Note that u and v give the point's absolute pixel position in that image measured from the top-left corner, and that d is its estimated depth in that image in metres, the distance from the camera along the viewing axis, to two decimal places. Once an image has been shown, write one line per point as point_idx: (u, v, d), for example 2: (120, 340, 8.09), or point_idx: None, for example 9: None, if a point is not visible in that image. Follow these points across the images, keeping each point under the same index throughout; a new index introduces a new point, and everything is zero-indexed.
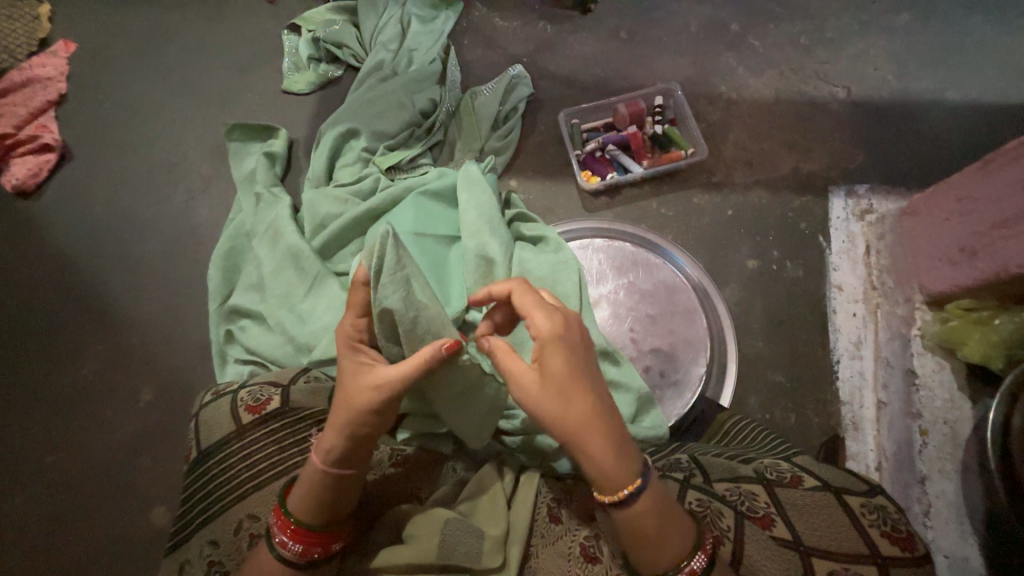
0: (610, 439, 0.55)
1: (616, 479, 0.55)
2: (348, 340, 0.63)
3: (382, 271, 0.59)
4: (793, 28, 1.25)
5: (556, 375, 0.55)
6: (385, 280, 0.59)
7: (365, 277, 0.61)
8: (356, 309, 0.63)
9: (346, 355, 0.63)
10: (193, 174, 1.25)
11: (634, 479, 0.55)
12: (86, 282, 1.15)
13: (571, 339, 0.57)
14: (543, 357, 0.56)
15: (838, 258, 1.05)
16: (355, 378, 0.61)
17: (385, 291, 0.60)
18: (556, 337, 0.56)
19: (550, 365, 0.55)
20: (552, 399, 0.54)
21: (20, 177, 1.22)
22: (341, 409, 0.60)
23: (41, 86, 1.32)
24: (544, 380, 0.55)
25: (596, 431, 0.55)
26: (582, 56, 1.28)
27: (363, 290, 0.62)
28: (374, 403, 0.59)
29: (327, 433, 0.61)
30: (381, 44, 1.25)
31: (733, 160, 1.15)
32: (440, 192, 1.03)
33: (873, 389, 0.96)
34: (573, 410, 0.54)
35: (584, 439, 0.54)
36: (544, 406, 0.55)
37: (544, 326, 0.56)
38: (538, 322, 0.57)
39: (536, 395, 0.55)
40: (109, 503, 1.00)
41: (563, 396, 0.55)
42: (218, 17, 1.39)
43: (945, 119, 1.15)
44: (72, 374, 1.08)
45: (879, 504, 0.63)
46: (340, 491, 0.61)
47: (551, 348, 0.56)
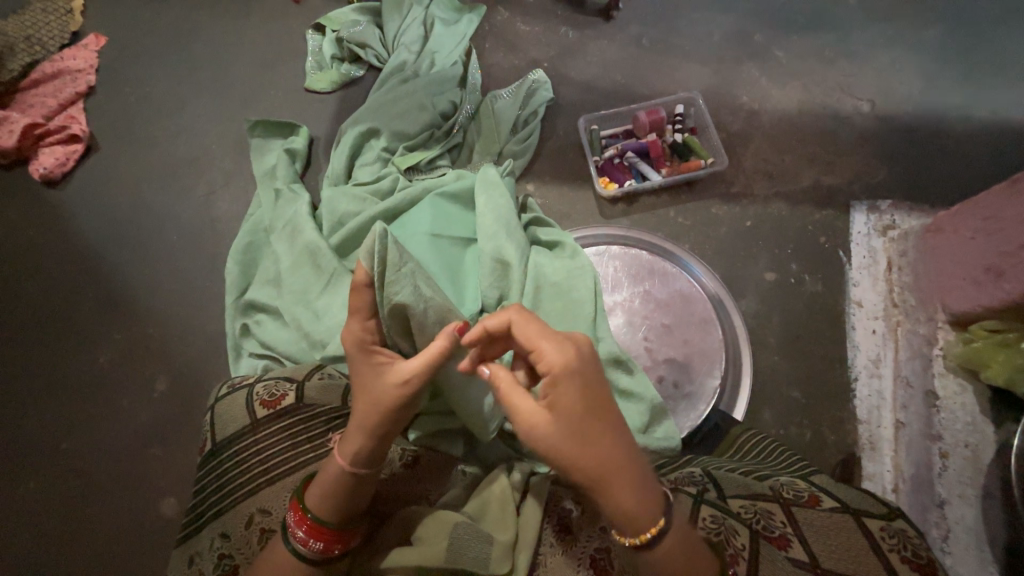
0: (625, 488, 0.52)
1: (639, 522, 0.52)
2: (359, 344, 0.63)
3: (384, 269, 0.62)
4: (818, 39, 1.24)
5: (566, 414, 0.52)
6: (390, 276, 0.62)
7: (366, 277, 0.62)
8: (363, 311, 0.64)
9: (358, 357, 0.63)
10: (215, 169, 1.26)
11: (655, 522, 0.52)
12: (107, 271, 1.17)
13: (582, 375, 0.54)
14: (552, 395, 0.53)
15: (859, 273, 1.04)
16: (373, 378, 0.61)
17: (391, 288, 0.63)
18: (567, 374, 0.53)
19: (559, 404, 0.53)
20: (565, 441, 0.52)
21: (48, 167, 1.25)
22: (361, 407, 0.60)
23: (72, 78, 1.35)
24: (553, 420, 0.53)
25: (613, 473, 0.52)
26: (603, 63, 1.27)
27: (367, 291, 0.63)
28: (395, 402, 0.59)
29: (352, 436, 0.60)
30: (404, 46, 1.26)
31: (753, 171, 1.14)
32: (457, 193, 1.03)
33: (892, 409, 0.94)
34: (587, 452, 0.52)
35: (597, 487, 0.52)
36: (556, 446, 0.52)
37: (554, 362, 0.54)
38: (547, 357, 0.54)
39: (546, 435, 0.53)
40: (122, 491, 1.01)
41: (576, 437, 0.52)
42: (244, 15, 1.42)
43: (972, 136, 1.13)
44: (90, 361, 1.10)
45: (899, 528, 0.62)
46: (362, 489, 0.61)
47: (560, 385, 0.53)
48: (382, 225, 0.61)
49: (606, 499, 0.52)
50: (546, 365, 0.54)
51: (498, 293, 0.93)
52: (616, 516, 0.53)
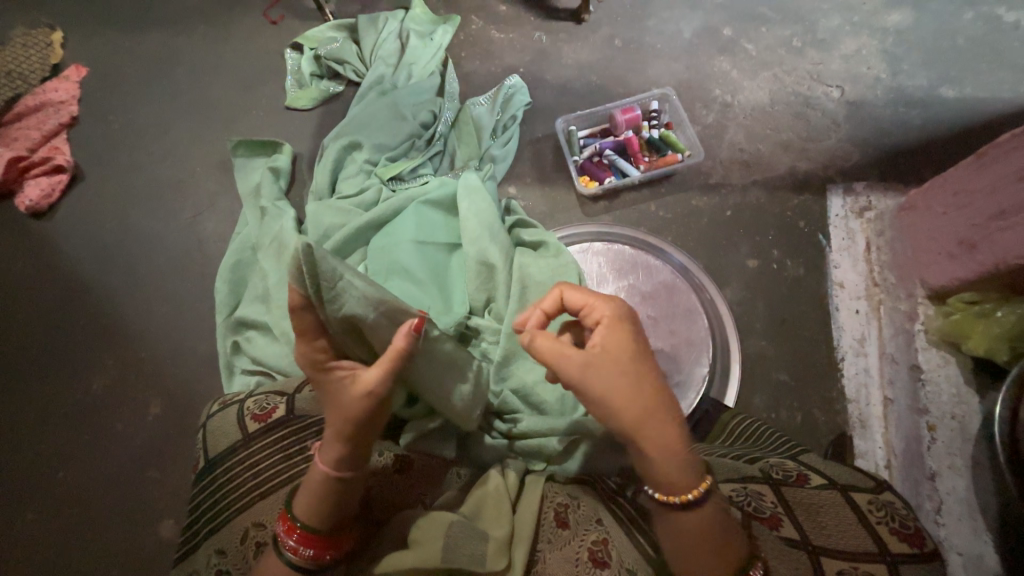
0: (671, 432, 0.57)
1: (688, 467, 0.57)
2: (317, 365, 0.61)
3: (317, 289, 0.59)
4: (785, 30, 1.27)
5: (625, 360, 0.58)
6: (328, 295, 0.60)
7: (300, 300, 0.60)
8: (309, 334, 0.62)
9: (319, 377, 0.62)
10: (200, 190, 1.28)
11: (698, 467, 0.57)
12: (97, 298, 1.18)
13: (631, 322, 0.62)
14: (610, 344, 0.59)
15: (838, 255, 1.05)
16: (340, 391, 0.60)
17: (334, 303, 0.61)
18: (622, 323, 0.61)
19: (621, 348, 0.59)
20: (630, 383, 0.57)
21: (33, 198, 1.25)
22: (332, 419, 0.60)
23: (54, 110, 1.36)
24: (610, 365, 0.58)
25: (667, 414, 0.58)
26: (577, 65, 1.30)
27: (309, 313, 0.61)
28: (366, 407, 0.59)
29: (329, 445, 0.61)
30: (381, 60, 1.29)
31: (730, 161, 1.16)
32: (440, 200, 1.05)
33: (880, 386, 0.96)
34: (648, 393, 0.57)
35: (648, 431, 0.57)
36: (618, 391, 0.57)
37: (609, 311, 0.61)
38: (600, 308, 0.61)
39: (612, 380, 0.57)
40: (118, 517, 1.01)
41: (636, 383, 0.58)
42: (223, 39, 1.44)
43: (941, 116, 1.16)
44: (83, 389, 1.10)
45: (886, 500, 0.63)
46: (346, 493, 0.62)
47: (615, 332, 0.60)
48: (302, 241, 0.56)
49: (656, 444, 0.57)
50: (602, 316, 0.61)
51: (485, 296, 0.94)
52: (664, 466, 0.57)
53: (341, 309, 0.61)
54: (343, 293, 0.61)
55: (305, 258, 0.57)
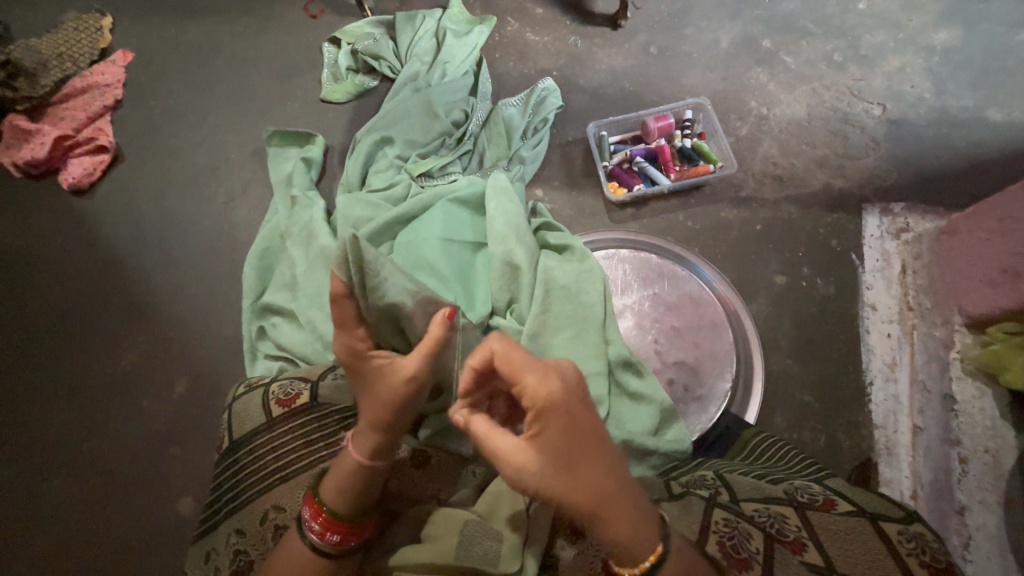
0: (624, 518, 0.51)
1: (638, 551, 0.52)
2: (350, 354, 0.61)
3: (366, 276, 0.63)
4: (826, 45, 1.25)
5: (556, 448, 0.51)
6: (372, 284, 0.64)
7: (344, 288, 0.61)
8: (348, 322, 0.62)
9: (353, 366, 0.62)
10: (234, 177, 1.31)
11: (655, 548, 0.52)
12: (130, 276, 1.21)
13: (572, 399, 0.52)
14: (540, 430, 0.52)
15: (872, 276, 1.03)
16: (377, 379, 0.61)
17: (378, 292, 0.64)
18: (559, 403, 0.52)
19: (547, 437, 0.51)
20: (560, 478, 0.51)
21: (77, 177, 1.30)
22: (370, 407, 0.60)
23: (100, 92, 1.41)
24: (539, 456, 0.51)
25: (609, 506, 0.51)
26: (611, 71, 1.29)
27: (347, 303, 0.62)
28: (403, 395, 0.59)
29: (365, 433, 0.61)
30: (416, 57, 1.30)
31: (762, 175, 1.14)
32: (468, 199, 1.05)
33: (909, 414, 0.93)
34: (584, 487, 0.51)
35: (592, 519, 0.51)
36: (546, 486, 0.51)
37: (540, 388, 0.52)
38: (529, 381, 0.52)
39: (537, 472, 0.51)
40: (140, 490, 1.03)
41: (568, 476, 0.51)
42: (264, 30, 1.47)
43: (987, 139, 1.12)
44: (112, 364, 1.13)
45: (917, 532, 0.61)
46: (377, 479, 0.63)
47: (547, 413, 0.51)
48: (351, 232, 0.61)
49: (605, 529, 0.52)
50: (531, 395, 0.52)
51: (507, 296, 0.94)
52: (617, 545, 0.52)
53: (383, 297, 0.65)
54: (386, 282, 0.65)
55: (355, 250, 0.62)
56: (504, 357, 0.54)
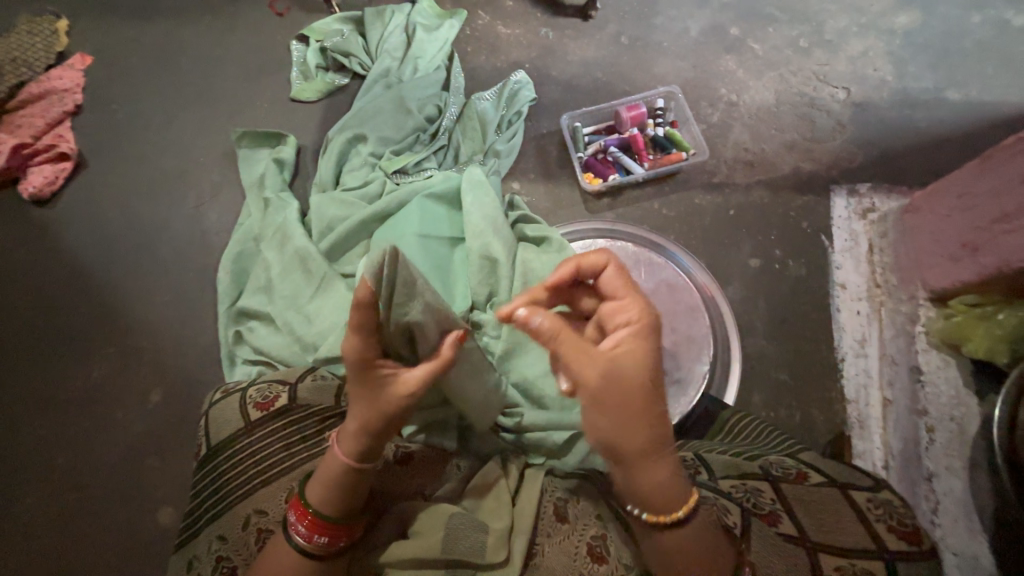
0: (668, 456, 0.57)
1: (676, 492, 0.56)
2: (362, 359, 0.58)
3: (394, 288, 0.57)
4: (792, 30, 1.27)
5: (639, 368, 0.55)
6: (399, 300, 0.58)
7: (369, 291, 0.55)
8: (365, 327, 0.57)
9: (363, 373, 0.58)
10: (204, 180, 1.28)
11: (690, 494, 0.57)
12: (100, 286, 1.18)
13: (658, 332, 0.59)
14: (635, 345, 0.56)
15: (841, 256, 1.06)
16: (381, 388, 0.59)
17: (405, 306, 0.58)
18: (653, 330, 0.58)
19: (638, 356, 0.55)
20: (645, 393, 0.54)
21: (37, 185, 1.26)
22: (365, 415, 0.60)
23: (59, 97, 1.36)
24: (630, 371, 0.54)
25: (661, 436, 0.56)
26: (583, 62, 1.30)
27: (368, 311, 0.56)
28: (402, 405, 0.60)
29: (354, 438, 0.61)
30: (386, 53, 1.29)
31: (734, 161, 1.16)
32: (444, 194, 1.05)
33: (879, 386, 0.97)
34: (657, 409, 0.55)
35: (653, 445, 0.55)
36: (630, 398, 0.54)
37: (645, 310, 0.59)
38: (630, 308, 0.59)
39: (628, 381, 0.54)
40: (119, 503, 1.01)
41: (649, 394, 0.55)
42: (229, 29, 1.44)
43: (946, 119, 1.16)
44: (84, 376, 1.10)
45: (885, 499, 0.63)
46: (366, 482, 0.63)
47: (642, 336, 0.57)
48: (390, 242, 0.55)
49: (654, 462, 0.56)
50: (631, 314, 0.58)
51: (487, 291, 0.94)
52: (660, 482, 0.56)
53: (407, 312, 0.59)
54: (412, 297, 0.59)
55: (392, 257, 0.56)
56: (614, 275, 0.62)
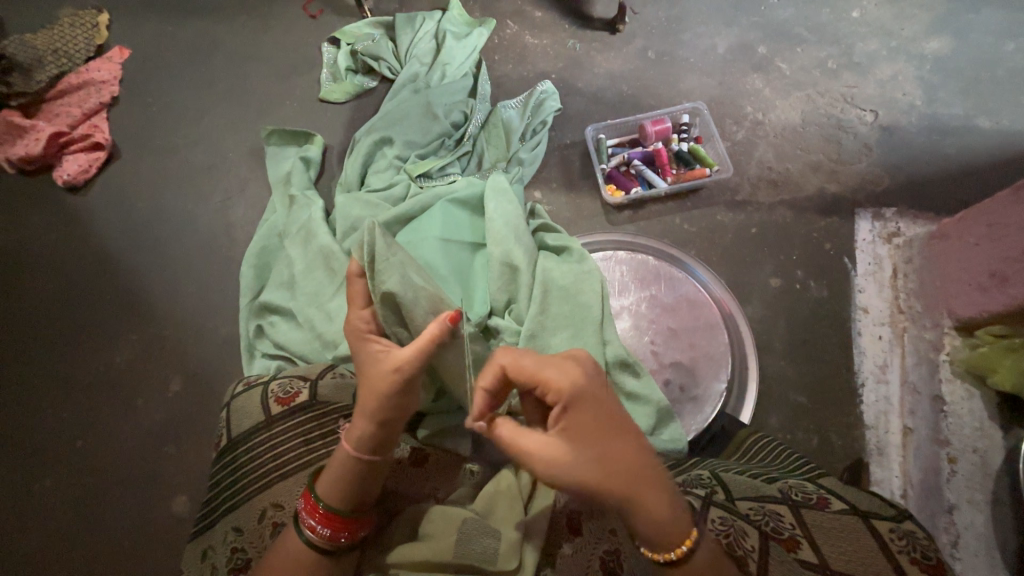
0: (660, 496, 0.55)
1: (676, 528, 0.55)
2: (356, 331, 0.70)
3: (375, 257, 0.69)
4: (820, 52, 1.27)
5: (585, 432, 0.55)
6: (380, 265, 0.69)
7: (358, 268, 0.72)
8: (358, 301, 0.72)
9: (357, 345, 0.70)
10: (232, 175, 1.30)
11: (689, 532, 0.55)
12: (126, 274, 1.21)
13: (594, 387, 0.58)
14: (570, 419, 0.56)
15: (864, 279, 1.04)
16: (372, 362, 0.66)
17: (383, 274, 0.68)
18: (585, 390, 0.57)
19: (579, 429, 0.55)
20: (600, 467, 0.54)
21: (71, 173, 1.29)
22: (365, 394, 0.63)
23: (96, 89, 1.40)
24: (579, 450, 0.55)
25: (642, 487, 0.55)
26: (609, 75, 1.31)
27: (359, 282, 0.73)
28: (392, 384, 0.62)
29: (357, 421, 0.63)
30: (416, 59, 1.31)
31: (758, 179, 1.16)
32: (467, 200, 1.06)
33: (899, 414, 0.94)
34: (630, 465, 0.55)
35: (636, 500, 0.54)
36: (590, 478, 0.54)
37: (564, 383, 0.57)
38: (555, 382, 0.57)
39: (576, 465, 0.54)
40: (135, 489, 1.03)
41: (606, 465, 0.54)
42: (262, 29, 1.47)
43: (975, 146, 1.15)
44: (106, 362, 1.13)
45: (908, 529, 0.62)
46: (369, 474, 0.63)
47: (575, 407, 0.56)
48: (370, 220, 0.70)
49: (647, 514, 0.54)
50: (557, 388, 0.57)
51: (506, 297, 0.94)
52: (655, 529, 0.55)
53: (386, 280, 0.69)
54: (388, 269, 0.69)
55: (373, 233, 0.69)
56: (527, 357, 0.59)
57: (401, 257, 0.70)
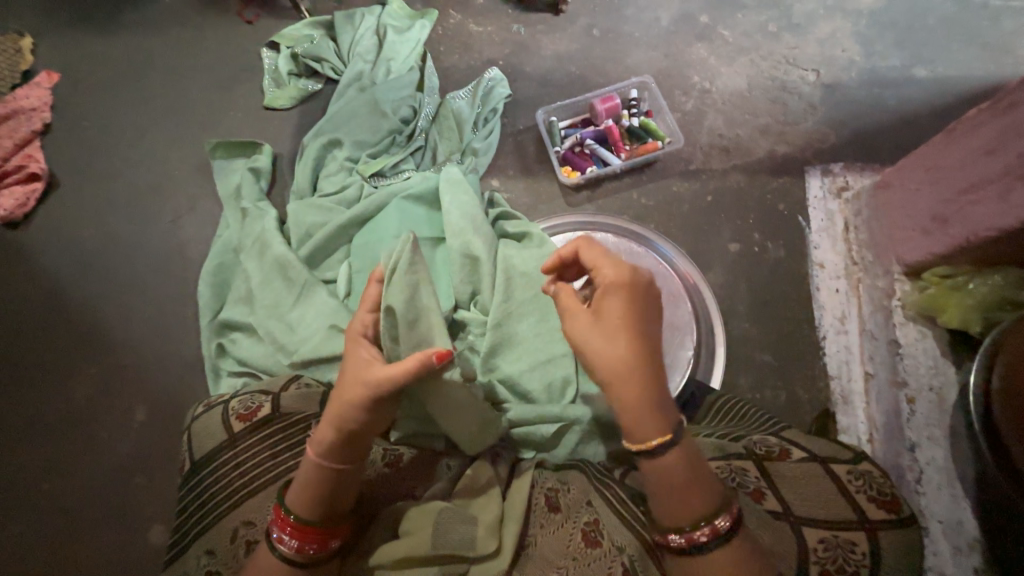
0: (645, 397, 0.58)
1: (645, 428, 0.57)
2: (354, 334, 0.67)
3: (397, 270, 0.69)
4: (761, 16, 1.28)
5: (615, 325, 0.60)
6: (394, 279, 0.68)
7: (381, 274, 0.70)
8: (368, 305, 0.69)
9: (350, 346, 0.67)
10: (180, 194, 1.26)
11: (662, 434, 0.57)
12: (78, 306, 1.16)
13: (636, 283, 0.62)
14: (603, 301, 0.61)
15: (818, 236, 1.07)
16: (353, 371, 0.64)
17: (394, 287, 0.68)
18: (615, 279, 0.62)
19: (605, 308, 0.61)
20: (605, 346, 0.59)
21: (8, 207, 1.23)
22: (335, 401, 0.62)
23: (26, 116, 1.33)
24: (595, 325, 0.60)
25: (638, 373, 0.58)
26: (556, 56, 1.30)
27: (376, 288, 0.69)
28: (362, 398, 0.61)
29: (322, 426, 0.63)
30: (358, 56, 1.28)
31: (710, 147, 1.17)
32: (422, 194, 1.04)
33: (860, 362, 0.97)
34: (620, 357, 0.58)
35: (620, 389, 0.58)
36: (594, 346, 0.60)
37: (613, 271, 0.62)
38: (603, 269, 0.63)
39: (587, 337, 0.60)
40: (109, 524, 1.00)
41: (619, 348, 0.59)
42: (197, 40, 1.42)
43: (915, 96, 1.17)
44: (67, 398, 1.09)
45: (865, 470, 0.64)
46: (328, 484, 0.62)
47: (609, 294, 0.61)
48: (411, 232, 0.70)
49: (627, 408, 0.58)
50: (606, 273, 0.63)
51: (470, 289, 0.94)
52: (631, 420, 0.58)
53: (394, 296, 0.67)
54: (399, 285, 0.69)
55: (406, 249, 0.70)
56: (588, 250, 0.65)
57: (419, 277, 0.71)
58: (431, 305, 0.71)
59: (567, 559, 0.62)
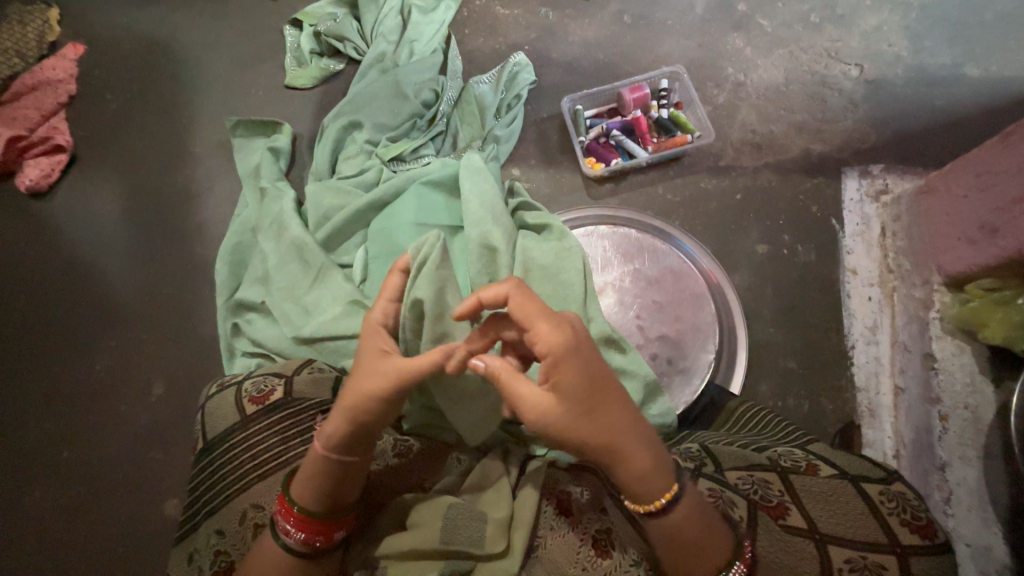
0: None
1: None
2: (375, 323, 0.64)
3: (425, 267, 0.68)
4: (803, 5, 1.22)
5: (580, 392, 0.53)
6: (424, 274, 0.68)
7: (405, 264, 0.66)
8: (390, 294, 0.66)
9: (367, 335, 0.63)
10: (200, 171, 1.26)
11: None
12: (97, 280, 1.17)
13: None
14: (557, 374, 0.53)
15: (852, 241, 1.03)
16: (369, 361, 0.61)
17: (421, 282, 0.67)
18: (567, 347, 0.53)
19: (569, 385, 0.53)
20: None
21: (33, 178, 1.24)
22: (348, 394, 0.60)
23: (52, 88, 1.33)
24: None
25: None
26: (584, 42, 1.25)
27: (399, 276, 0.65)
28: (383, 392, 0.58)
29: (332, 418, 0.60)
30: (381, 36, 1.24)
31: (741, 143, 1.12)
32: (442, 180, 1.02)
33: (890, 374, 0.95)
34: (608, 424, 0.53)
35: None
36: None
37: (551, 340, 0.53)
38: (543, 339, 0.54)
39: (552, 410, 0.53)
40: (125, 495, 1.02)
41: None
42: (221, 16, 1.40)
43: (964, 96, 1.11)
44: (86, 371, 1.10)
45: (898, 491, 0.62)
46: (340, 477, 0.61)
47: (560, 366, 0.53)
48: (438, 231, 0.70)
49: None
50: (541, 341, 0.53)
51: (487, 280, 0.91)
52: None
53: (421, 289, 0.67)
54: (428, 280, 0.68)
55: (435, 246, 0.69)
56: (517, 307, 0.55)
57: (446, 275, 0.70)
58: (457, 302, 0.71)
59: (576, 565, 0.61)
